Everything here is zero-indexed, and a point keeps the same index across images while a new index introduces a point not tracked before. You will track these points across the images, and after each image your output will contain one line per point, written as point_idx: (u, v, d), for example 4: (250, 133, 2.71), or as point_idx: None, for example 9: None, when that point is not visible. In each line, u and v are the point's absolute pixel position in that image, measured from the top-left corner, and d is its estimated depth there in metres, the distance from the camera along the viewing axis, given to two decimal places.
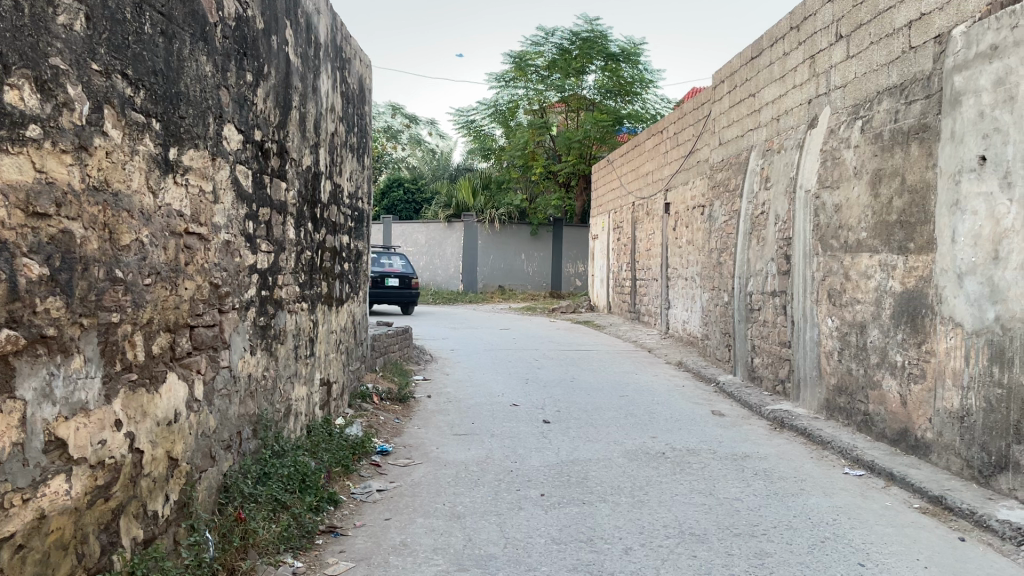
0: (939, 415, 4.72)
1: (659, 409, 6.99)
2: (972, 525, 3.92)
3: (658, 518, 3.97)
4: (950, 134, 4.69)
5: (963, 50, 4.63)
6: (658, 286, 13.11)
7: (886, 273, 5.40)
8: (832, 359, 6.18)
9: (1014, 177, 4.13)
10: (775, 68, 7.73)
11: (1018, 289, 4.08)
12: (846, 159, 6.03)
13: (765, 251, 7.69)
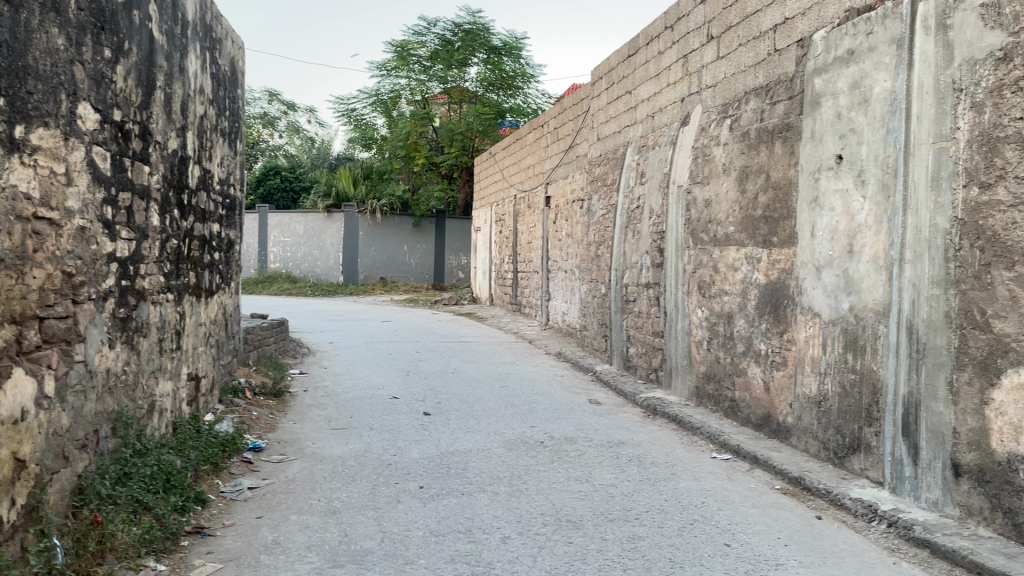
0: (798, 400, 4.99)
1: (540, 398, 7.08)
2: (828, 503, 4.16)
3: (536, 506, 4.01)
4: (810, 134, 4.95)
5: (822, 54, 4.88)
6: (539, 278, 13.26)
7: (751, 265, 5.65)
8: (702, 348, 6.42)
9: (867, 175, 4.39)
10: (650, 66, 7.95)
11: (869, 281, 4.33)
12: (715, 155, 6.26)
13: (640, 244, 7.91)
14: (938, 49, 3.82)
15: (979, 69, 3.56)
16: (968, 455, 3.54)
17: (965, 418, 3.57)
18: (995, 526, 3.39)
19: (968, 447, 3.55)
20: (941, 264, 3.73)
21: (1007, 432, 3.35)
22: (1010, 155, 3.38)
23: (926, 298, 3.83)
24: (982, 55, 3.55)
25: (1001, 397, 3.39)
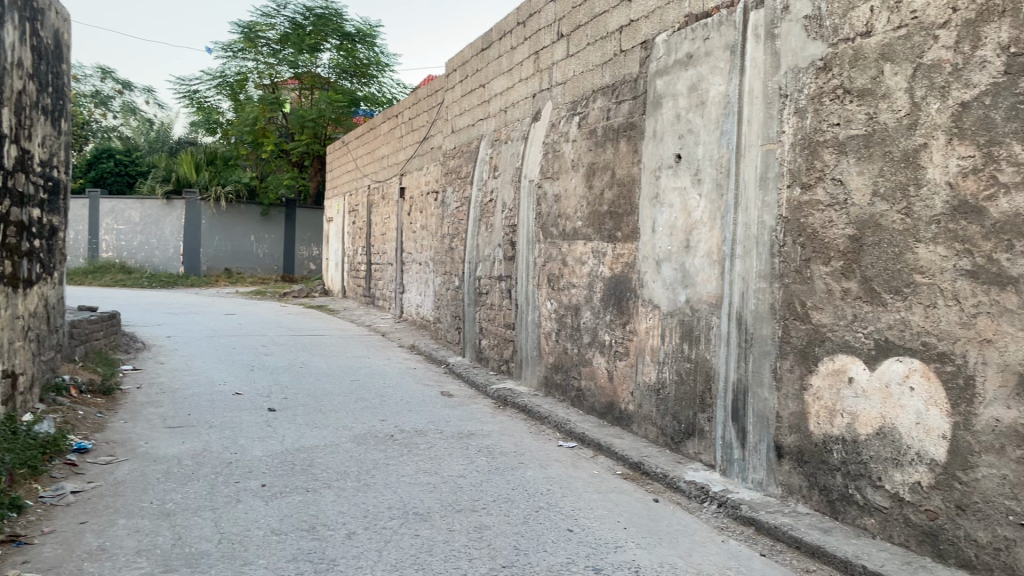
0: (639, 388, 5.19)
1: (391, 391, 7.01)
2: (665, 486, 4.36)
3: (383, 500, 3.97)
4: (652, 133, 5.15)
5: (664, 57, 5.09)
6: (392, 270, 13.13)
7: (597, 259, 5.83)
8: (550, 339, 6.56)
9: (703, 174, 4.62)
10: (503, 61, 8.03)
11: (704, 275, 4.56)
12: (564, 152, 6.40)
13: (493, 237, 7.98)
14: (766, 56, 4.07)
15: (802, 77, 3.82)
16: (789, 437, 3.81)
17: (787, 403, 3.84)
18: (812, 503, 3.67)
19: (789, 430, 3.82)
20: (768, 259, 3.98)
21: (823, 415, 3.62)
22: (828, 159, 3.65)
23: (754, 291, 4.07)
24: (805, 63, 3.81)
25: (818, 382, 3.66)
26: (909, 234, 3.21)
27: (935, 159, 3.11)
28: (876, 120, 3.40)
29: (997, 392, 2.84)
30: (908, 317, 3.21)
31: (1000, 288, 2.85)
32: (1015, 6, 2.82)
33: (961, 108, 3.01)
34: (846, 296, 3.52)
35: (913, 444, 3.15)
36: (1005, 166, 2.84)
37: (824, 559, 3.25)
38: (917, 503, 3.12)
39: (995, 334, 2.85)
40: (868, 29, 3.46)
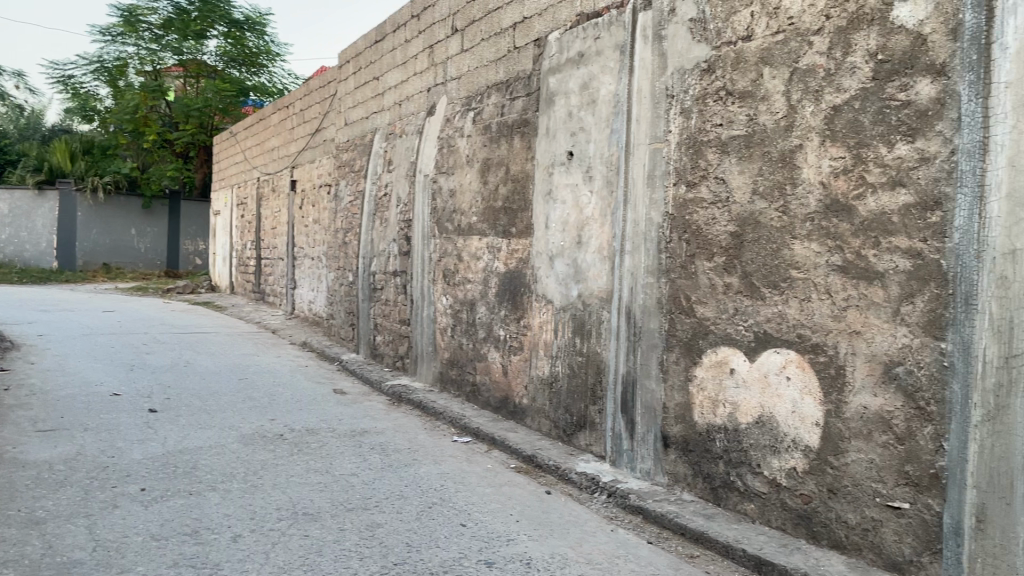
0: (532, 382, 5.24)
1: (281, 390, 6.84)
2: (557, 478, 4.43)
3: (271, 501, 3.87)
4: (545, 130, 5.21)
5: (556, 55, 5.15)
6: (283, 265, 12.81)
7: (491, 255, 5.85)
8: (445, 335, 6.54)
9: (594, 171, 4.70)
10: (397, 54, 7.94)
11: (595, 270, 4.65)
12: (459, 147, 6.39)
13: (387, 232, 7.89)
14: (654, 57, 4.18)
15: (687, 78, 3.94)
16: (675, 428, 3.93)
17: (673, 394, 3.95)
18: (696, 490, 3.79)
19: (675, 420, 3.94)
20: (655, 254, 4.09)
21: (706, 405, 3.75)
22: (711, 158, 3.78)
23: (642, 286, 4.18)
24: (690, 65, 3.93)
25: (702, 374, 3.79)
26: (786, 231, 3.36)
27: (809, 160, 3.26)
28: (756, 122, 3.54)
29: (864, 380, 3.00)
30: (784, 311, 3.36)
31: (867, 282, 3.01)
32: (882, 15, 2.98)
33: (833, 112, 3.17)
34: (728, 290, 3.66)
35: (789, 432, 3.31)
36: (873, 166, 3.00)
37: (707, 545, 3.37)
38: (793, 488, 3.28)
39: (863, 326, 3.02)
40: (749, 33, 3.60)
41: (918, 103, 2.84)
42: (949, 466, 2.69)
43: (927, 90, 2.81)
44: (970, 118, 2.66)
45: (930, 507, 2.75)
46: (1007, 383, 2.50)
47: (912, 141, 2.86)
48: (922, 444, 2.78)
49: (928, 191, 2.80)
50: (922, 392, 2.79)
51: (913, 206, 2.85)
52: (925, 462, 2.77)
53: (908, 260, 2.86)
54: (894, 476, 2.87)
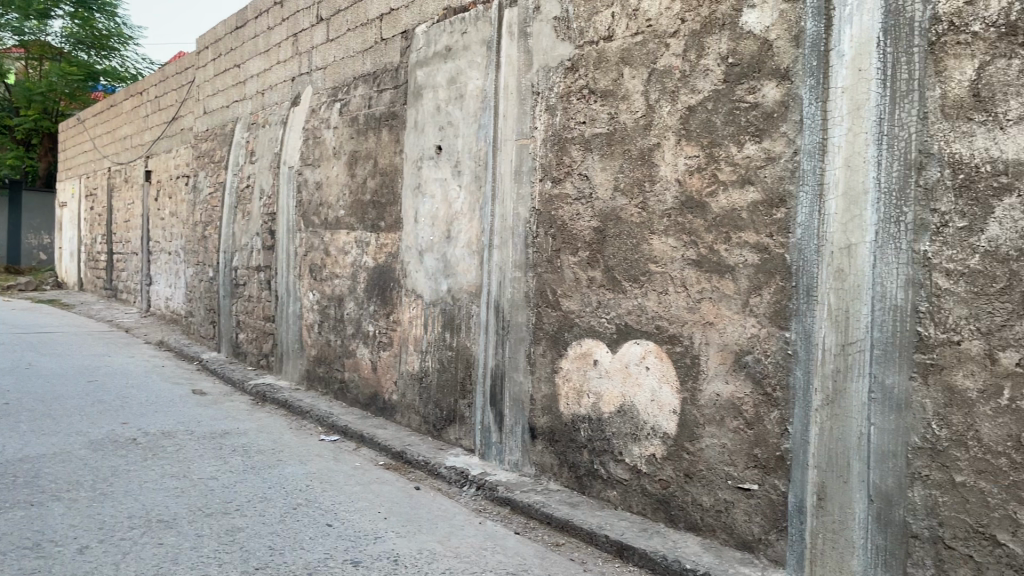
0: (402, 378, 5.20)
1: (135, 392, 6.49)
2: (426, 473, 4.41)
3: (122, 509, 3.66)
4: (413, 124, 5.17)
5: (423, 48, 5.12)
6: (137, 260, 12.13)
7: (359, 249, 5.75)
8: (312, 332, 6.39)
9: (462, 166, 4.71)
10: (259, 42, 7.67)
11: (463, 265, 4.66)
12: (325, 139, 6.25)
13: (250, 225, 7.62)
14: (520, 54, 4.23)
15: (552, 76, 4.01)
16: (542, 419, 4.00)
17: (540, 386, 4.02)
18: (562, 480, 3.88)
19: (542, 412, 4.01)
20: (522, 249, 4.14)
21: (572, 396, 3.83)
22: (575, 155, 3.85)
23: (510, 281, 4.22)
24: (555, 63, 3.99)
25: (567, 366, 3.87)
26: (645, 227, 3.48)
27: (666, 158, 3.39)
28: (616, 120, 3.64)
29: (717, 369, 3.15)
30: (644, 303, 3.48)
31: (719, 276, 3.15)
32: (732, 21, 3.13)
33: (688, 112, 3.30)
34: (591, 284, 3.75)
35: (648, 420, 3.43)
36: (724, 165, 3.15)
37: (572, 533, 3.45)
38: (652, 474, 3.40)
39: (715, 317, 3.16)
40: (609, 34, 3.69)
41: (765, 106, 3.00)
42: (792, 448, 2.86)
43: (773, 93, 2.97)
44: (810, 121, 2.83)
45: (776, 487, 2.91)
46: (843, 369, 2.68)
47: (759, 141, 3.02)
48: (769, 428, 2.95)
49: (773, 189, 2.96)
50: (769, 379, 2.96)
51: (760, 204, 3.00)
52: (771, 445, 2.93)
53: (757, 255, 3.01)
54: (744, 459, 3.02)
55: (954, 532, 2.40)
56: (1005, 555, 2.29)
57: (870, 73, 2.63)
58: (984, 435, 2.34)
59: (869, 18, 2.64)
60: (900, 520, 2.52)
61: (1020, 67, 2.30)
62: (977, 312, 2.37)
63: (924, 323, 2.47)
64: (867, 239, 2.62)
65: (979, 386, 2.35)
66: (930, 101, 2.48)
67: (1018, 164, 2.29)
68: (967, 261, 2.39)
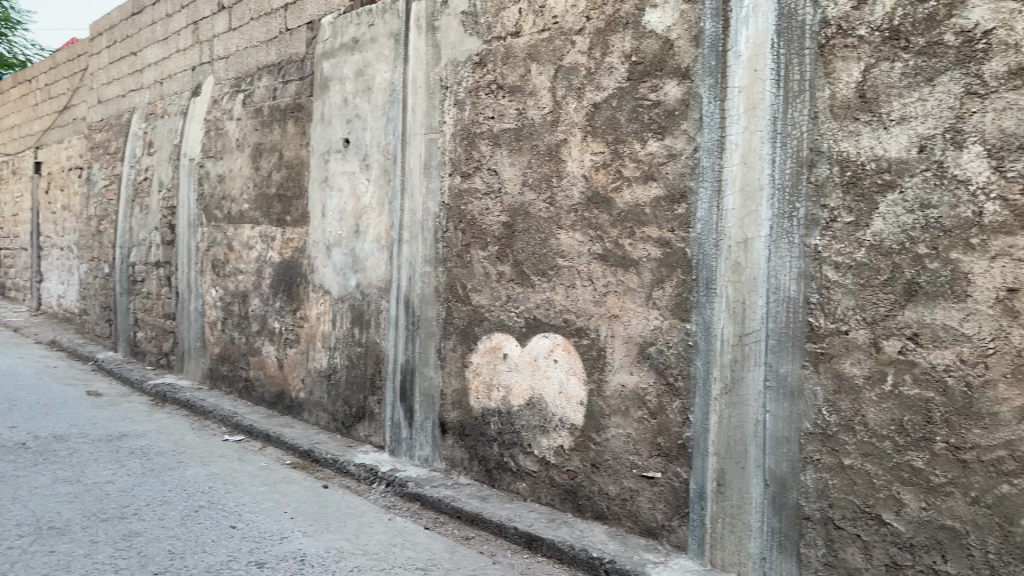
0: (309, 375, 5.11)
1: (24, 394, 6.17)
2: (334, 471, 4.36)
3: (10, 517, 3.48)
4: (320, 116, 5.08)
5: (330, 39, 5.04)
6: (26, 256, 11.53)
7: (265, 244, 5.62)
8: (215, 329, 6.21)
9: (370, 159, 4.65)
10: (157, 29, 7.39)
11: (372, 260, 4.61)
12: (228, 130, 6.07)
13: (148, 220, 7.34)
14: (428, 47, 4.21)
15: (460, 70, 4.00)
16: (452, 414, 4.00)
17: (450, 381, 4.02)
18: (473, 474, 3.89)
19: (452, 406, 4.01)
20: (431, 244, 4.13)
21: (482, 390, 3.84)
22: (484, 150, 3.86)
23: (420, 275, 4.20)
24: (463, 57, 3.99)
25: (477, 360, 3.87)
26: (553, 222, 3.51)
27: (573, 154, 3.43)
28: (524, 116, 3.66)
29: (622, 360, 3.22)
30: (552, 297, 3.52)
31: (624, 269, 3.22)
32: (635, 20, 3.19)
33: (593, 109, 3.35)
34: (501, 279, 3.77)
35: (556, 412, 3.47)
36: (628, 161, 3.21)
37: (482, 526, 3.46)
38: (561, 465, 3.45)
39: (620, 310, 3.23)
40: (517, 29, 3.71)
41: (667, 104, 3.07)
42: (693, 436, 2.94)
43: (674, 92, 3.05)
44: (710, 119, 2.91)
45: (678, 475, 3.00)
46: (741, 359, 2.78)
47: (661, 138, 3.09)
48: (671, 417, 3.03)
49: (674, 185, 3.04)
50: (671, 369, 3.03)
51: (663, 199, 3.08)
52: (674, 434, 3.01)
53: (659, 249, 3.09)
54: (648, 448, 3.10)
55: (843, 513, 2.52)
56: (889, 533, 2.42)
57: (765, 73, 2.73)
58: (870, 420, 2.46)
59: (765, 20, 2.73)
60: (793, 503, 2.63)
61: (902, 70, 2.42)
62: (863, 303, 2.48)
63: (815, 314, 2.59)
64: (762, 233, 2.73)
65: (865, 373, 2.47)
66: (820, 101, 2.60)
67: (900, 162, 2.42)
68: (854, 254, 2.50)
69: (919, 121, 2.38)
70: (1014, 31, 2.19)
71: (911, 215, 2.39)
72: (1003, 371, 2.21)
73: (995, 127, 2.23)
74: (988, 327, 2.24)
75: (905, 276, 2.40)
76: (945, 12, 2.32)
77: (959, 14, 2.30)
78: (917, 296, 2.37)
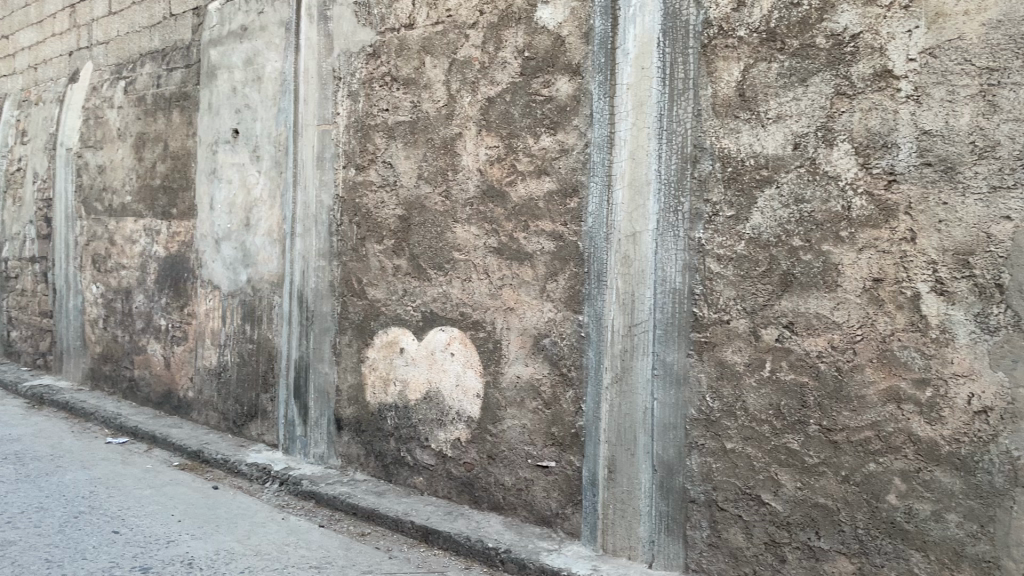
0: (199, 374, 4.94)
1: None
2: (225, 471, 4.24)
3: None
4: (207, 106, 4.92)
5: (217, 26, 4.88)
6: None
7: (149, 238, 5.40)
8: (96, 328, 5.92)
9: (261, 151, 4.54)
10: (30, 11, 6.98)
11: (264, 254, 4.50)
12: (109, 119, 5.80)
13: (22, 213, 6.93)
14: (320, 37, 4.13)
15: (353, 61, 3.95)
16: (347, 410, 3.95)
17: (345, 376, 3.97)
18: (369, 469, 3.85)
19: (347, 402, 3.96)
20: (325, 237, 4.06)
21: (378, 385, 3.81)
22: (378, 142, 3.82)
23: (313, 270, 4.13)
24: (356, 48, 3.94)
25: (373, 355, 3.84)
26: (449, 215, 3.51)
27: (468, 148, 3.44)
28: (419, 109, 3.64)
29: (517, 353, 3.25)
30: (449, 291, 3.52)
31: (519, 263, 3.25)
32: (527, 16, 3.22)
33: (487, 103, 3.37)
34: (397, 272, 3.74)
35: (453, 405, 3.48)
36: (522, 156, 3.24)
37: (378, 521, 3.44)
38: (457, 458, 3.46)
39: (515, 303, 3.26)
40: (410, 22, 3.69)
41: (559, 100, 3.12)
42: (586, 425, 3.01)
43: (566, 88, 3.10)
44: (599, 115, 2.97)
45: (572, 463, 3.06)
46: (630, 349, 2.86)
47: (553, 134, 3.13)
48: (565, 407, 3.08)
49: (567, 179, 3.09)
50: (565, 360, 3.09)
51: (556, 193, 3.12)
52: (567, 423, 3.07)
53: (553, 242, 3.13)
54: (543, 438, 3.15)
55: (726, 495, 2.63)
56: (768, 513, 2.54)
57: (651, 71, 2.81)
58: (750, 405, 2.58)
59: (651, 20, 2.81)
60: (680, 487, 2.73)
61: (778, 71, 2.54)
62: (743, 293, 2.59)
63: (698, 304, 2.69)
64: (650, 227, 2.81)
65: (745, 360, 2.58)
66: (703, 99, 2.69)
67: (777, 158, 2.53)
68: (734, 247, 2.61)
69: (794, 120, 2.50)
70: (879, 35, 2.33)
71: (787, 209, 2.50)
72: (870, 356, 2.35)
73: (861, 126, 2.37)
74: (857, 315, 2.37)
75: (781, 267, 2.51)
76: (817, 16, 2.44)
77: (829, 18, 2.42)
78: (792, 286, 2.49)
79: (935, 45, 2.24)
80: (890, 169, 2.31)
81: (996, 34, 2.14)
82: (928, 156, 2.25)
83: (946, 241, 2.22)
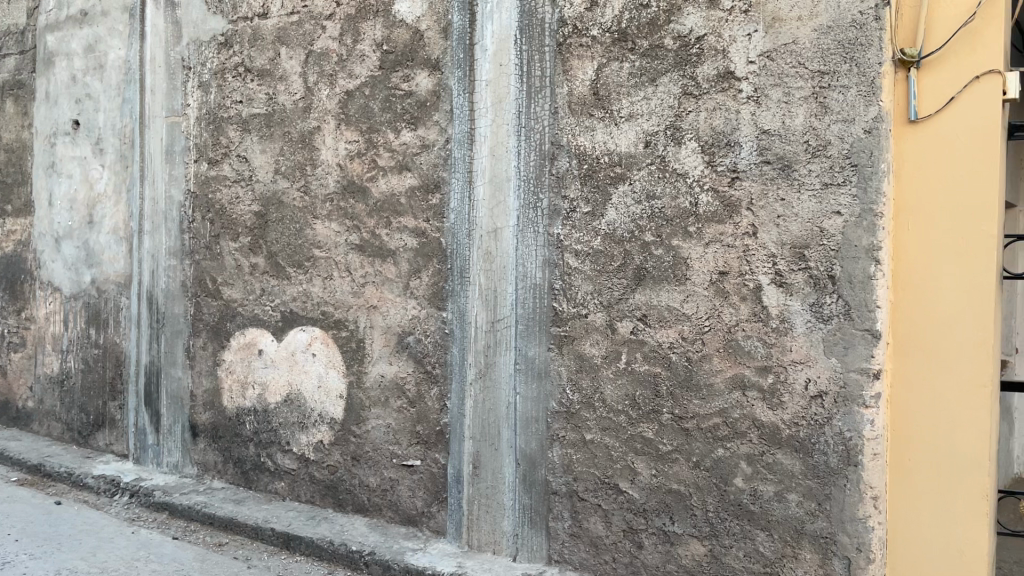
0: (39, 382, 4.60)
1: None
2: (70, 485, 3.97)
3: None
4: (44, 95, 4.58)
5: (53, 10, 4.54)
6: None
7: None
8: None
9: (104, 143, 4.26)
10: None
11: (110, 253, 4.23)
12: None
13: None
14: (167, 25, 3.93)
15: (204, 51, 3.78)
16: (203, 415, 3.78)
17: (200, 380, 3.79)
18: (227, 476, 3.70)
19: (203, 407, 3.78)
20: (177, 235, 3.87)
21: (235, 388, 3.67)
22: (232, 135, 3.67)
23: (164, 269, 3.92)
24: (206, 37, 3.77)
25: (230, 358, 3.69)
26: (308, 211, 3.42)
27: (327, 142, 3.35)
28: (274, 101, 3.52)
29: (380, 351, 3.20)
30: (309, 289, 3.42)
31: (381, 260, 3.20)
32: (386, 9, 3.17)
33: (346, 97, 3.29)
34: (254, 271, 3.60)
35: (316, 407, 3.39)
36: (382, 151, 3.18)
37: (237, 530, 3.31)
38: (320, 461, 3.37)
39: (378, 301, 3.20)
40: (264, 11, 3.55)
41: (418, 95, 3.08)
42: (450, 422, 2.99)
43: (425, 82, 3.06)
44: (459, 111, 2.96)
45: (437, 461, 3.03)
46: (493, 345, 2.86)
47: (414, 129, 3.09)
48: (430, 405, 3.06)
49: (428, 175, 3.05)
50: (429, 357, 3.06)
51: (417, 189, 3.08)
52: (431, 421, 3.05)
53: (414, 239, 3.10)
54: (408, 437, 3.11)
55: (586, 485, 2.68)
56: (625, 501, 2.60)
57: (509, 68, 2.82)
58: (607, 397, 2.63)
59: (507, 17, 2.83)
60: (542, 479, 2.77)
61: (629, 70, 2.60)
62: (600, 287, 2.64)
63: (558, 299, 2.73)
64: (510, 223, 2.82)
65: (603, 353, 2.64)
66: (559, 96, 2.73)
67: (629, 156, 2.60)
68: (591, 242, 2.66)
69: (644, 118, 2.57)
70: (722, 38, 2.43)
71: (640, 205, 2.57)
72: (717, 346, 2.45)
73: (707, 125, 2.46)
74: (705, 307, 2.46)
75: (635, 261, 2.58)
76: (665, 18, 2.52)
77: (676, 20, 2.51)
78: (645, 280, 2.56)
79: (773, 48, 2.35)
80: (733, 167, 2.42)
81: (827, 39, 2.27)
82: (767, 155, 2.36)
83: (785, 235, 2.33)
